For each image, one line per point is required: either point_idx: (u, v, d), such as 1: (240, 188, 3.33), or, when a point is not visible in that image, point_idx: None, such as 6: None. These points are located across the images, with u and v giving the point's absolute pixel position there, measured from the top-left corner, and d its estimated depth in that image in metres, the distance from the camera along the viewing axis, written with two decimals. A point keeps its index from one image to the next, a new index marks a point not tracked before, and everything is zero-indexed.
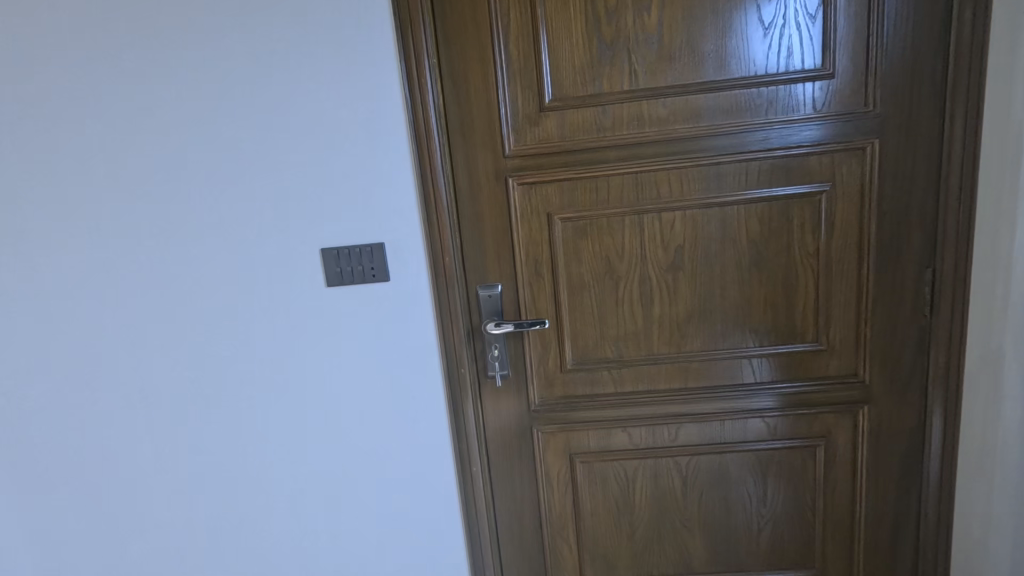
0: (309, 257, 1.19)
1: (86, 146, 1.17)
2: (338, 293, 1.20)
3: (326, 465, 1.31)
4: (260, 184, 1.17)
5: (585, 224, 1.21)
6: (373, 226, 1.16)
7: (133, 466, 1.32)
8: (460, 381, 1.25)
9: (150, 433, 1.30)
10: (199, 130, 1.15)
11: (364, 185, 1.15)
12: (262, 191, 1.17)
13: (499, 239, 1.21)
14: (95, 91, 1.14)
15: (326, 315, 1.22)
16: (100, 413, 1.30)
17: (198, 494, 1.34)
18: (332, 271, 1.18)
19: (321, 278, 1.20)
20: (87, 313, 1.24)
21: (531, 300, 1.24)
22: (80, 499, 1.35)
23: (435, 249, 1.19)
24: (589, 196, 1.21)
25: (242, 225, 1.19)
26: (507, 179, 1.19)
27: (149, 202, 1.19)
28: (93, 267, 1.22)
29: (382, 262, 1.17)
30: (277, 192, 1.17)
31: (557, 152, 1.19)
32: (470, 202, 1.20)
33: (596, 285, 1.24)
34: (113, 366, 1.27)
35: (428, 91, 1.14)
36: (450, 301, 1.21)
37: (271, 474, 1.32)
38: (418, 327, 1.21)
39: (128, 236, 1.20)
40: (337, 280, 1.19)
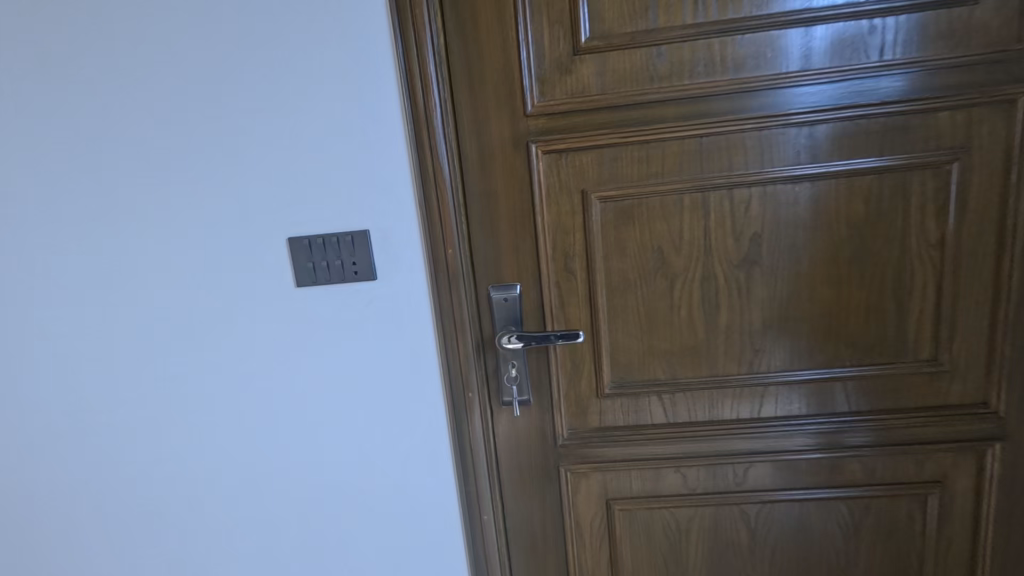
0: (274, 250, 0.93)
1: (1, 111, 0.93)
2: (313, 296, 0.94)
3: (302, 506, 1.06)
4: (212, 155, 0.91)
5: (631, 204, 0.92)
6: (354, 209, 0.89)
7: (77, 498, 1.10)
8: (467, 408, 0.97)
9: (95, 460, 1.08)
10: (133, 85, 0.89)
11: (343, 154, 0.88)
12: (215, 163, 0.91)
13: (519, 226, 0.92)
14: (9, 37, 0.90)
15: (299, 323, 0.96)
16: (38, 438, 1.08)
17: (153, 535, 1.11)
18: (302, 266, 0.91)
19: (289, 276, 0.93)
20: (15, 316, 1.02)
21: (560, 304, 0.95)
22: (21, 533, 1.14)
23: (435, 238, 0.90)
24: (636, 168, 0.91)
25: (190, 207, 0.93)
26: (531, 145, 0.90)
27: (79, 180, 0.94)
28: (18, 260, 0.99)
29: (368, 257, 0.90)
30: (233, 166, 0.91)
31: (596, 109, 0.90)
32: (481, 176, 0.91)
33: (645, 285, 0.95)
34: (47, 380, 1.04)
35: (424, 28, 0.86)
36: (455, 306, 0.92)
37: (236, 515, 1.08)
38: (415, 339, 0.94)
39: (56, 221, 0.96)
40: (310, 280, 0.92)
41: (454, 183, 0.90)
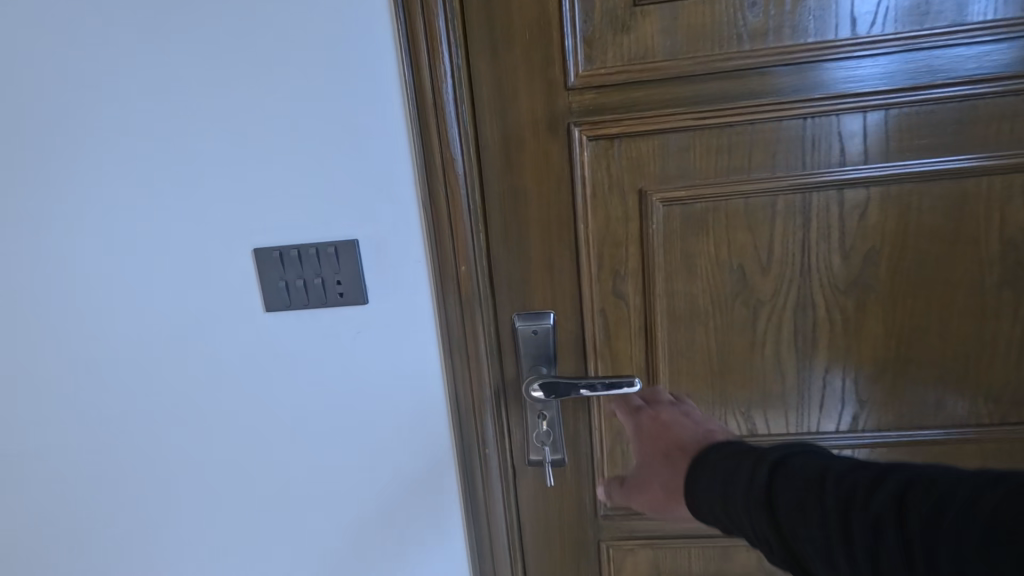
0: (233, 267, 0.71)
1: None
2: (288, 324, 0.72)
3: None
4: (147, 142, 0.67)
5: (706, 208, 0.69)
6: (338, 213, 0.67)
7: None
8: (483, 472, 0.74)
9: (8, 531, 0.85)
10: (35, 47, 0.66)
11: (322, 140, 0.65)
12: (151, 152, 0.68)
13: (556, 238, 0.68)
14: None
15: (267, 360, 0.74)
16: None
17: None
18: (273, 286, 0.70)
19: (256, 299, 0.72)
20: None
21: (606, 339, 0.72)
22: None
23: (443, 255, 0.66)
24: (712, 160, 0.68)
25: (121, 211, 0.70)
26: (573, 128, 0.65)
27: None
28: None
29: (356, 274, 0.68)
30: (174, 156, 0.68)
31: (664, 81, 0.65)
32: (505, 171, 0.67)
33: (719, 315, 0.72)
34: None
35: None
36: (469, 343, 0.69)
37: None
38: (416, 382, 0.72)
39: None
40: (284, 302, 0.71)
41: (467, 181, 0.66)
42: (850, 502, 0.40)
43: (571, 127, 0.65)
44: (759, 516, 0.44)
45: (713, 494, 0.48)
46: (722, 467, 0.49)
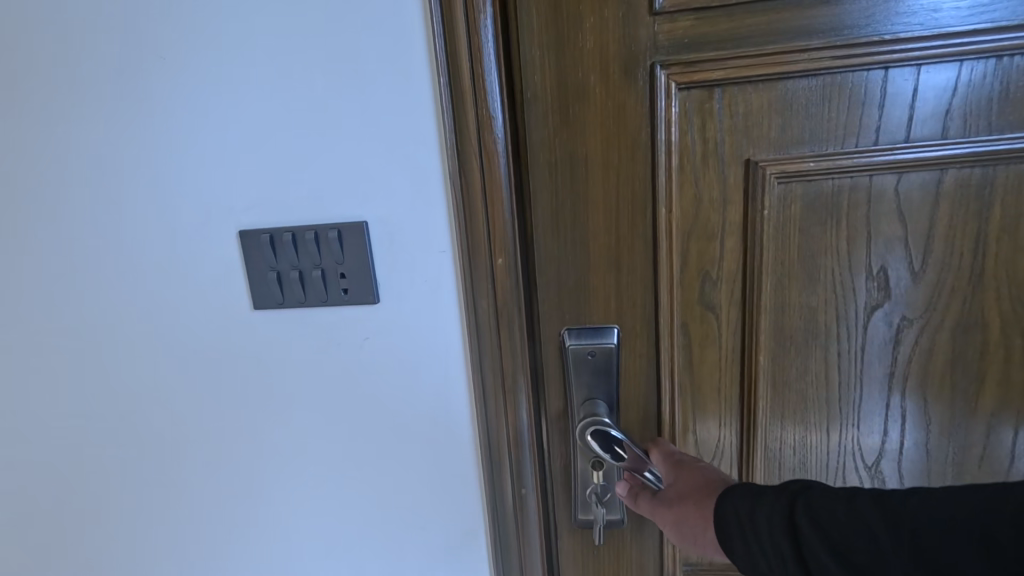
0: (196, 258, 0.53)
1: None
2: (281, 330, 0.55)
3: None
4: (93, 89, 0.51)
5: (838, 186, 0.50)
6: (337, 186, 0.49)
7: None
8: (518, 533, 0.56)
9: None
10: None
11: (317, 85, 0.47)
12: (97, 101, 0.51)
13: (626, 230, 0.49)
14: None
15: (241, 378, 0.57)
16: None
17: None
18: (257, 280, 0.53)
19: (243, 295, 0.54)
20: None
21: (688, 365, 0.53)
22: None
23: (476, 248, 0.48)
24: (851, 119, 0.48)
25: (62, 179, 0.53)
26: (658, 69, 0.46)
27: None
28: None
29: (368, 266, 0.50)
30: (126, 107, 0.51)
31: (795, 3, 0.45)
32: (558, 134, 0.48)
33: (844, 334, 0.53)
34: None
35: None
36: (507, 369, 0.51)
37: None
38: (436, 414, 0.54)
39: None
40: (277, 299, 0.53)
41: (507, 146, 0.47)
42: (874, 524, 0.35)
43: (655, 67, 0.46)
44: (779, 530, 0.39)
45: (733, 510, 0.42)
46: (739, 502, 0.42)
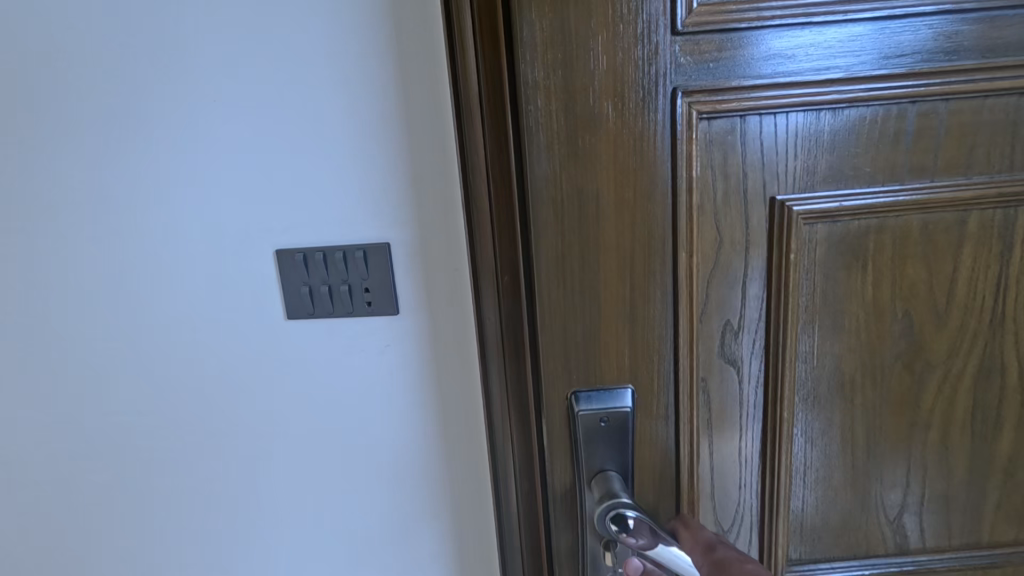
0: (225, 278, 0.59)
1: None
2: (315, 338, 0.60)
3: None
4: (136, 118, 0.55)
5: (861, 227, 0.47)
6: (363, 215, 0.56)
7: None
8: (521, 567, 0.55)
9: None
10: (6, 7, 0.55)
11: (343, 128, 0.54)
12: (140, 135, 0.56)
13: (642, 280, 0.42)
14: None
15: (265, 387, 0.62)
16: None
17: None
18: (290, 295, 0.58)
19: (279, 307, 0.59)
20: None
21: (707, 423, 0.46)
22: None
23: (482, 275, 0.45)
24: (876, 155, 0.45)
25: (104, 203, 0.58)
26: (678, 96, 0.40)
27: None
28: None
29: (391, 280, 0.57)
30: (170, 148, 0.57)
31: (829, 30, 0.42)
32: (565, 170, 0.40)
33: (867, 381, 0.50)
34: None
35: None
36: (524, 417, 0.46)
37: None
38: (446, 414, 0.61)
39: None
40: (308, 311, 0.59)
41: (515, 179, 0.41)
42: None
43: (676, 92, 0.40)
44: None
45: None
46: None
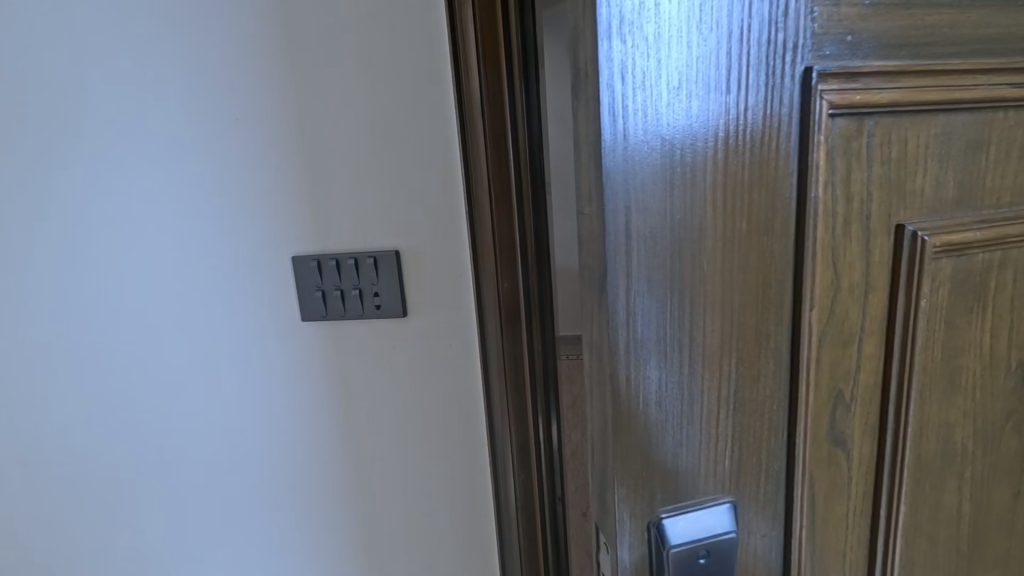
0: (252, 277, 0.65)
1: None
2: (332, 333, 0.67)
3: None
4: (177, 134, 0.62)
5: (984, 261, 0.38)
6: (378, 222, 0.63)
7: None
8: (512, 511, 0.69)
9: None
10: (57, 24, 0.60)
11: (363, 142, 0.61)
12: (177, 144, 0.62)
13: (757, 348, 0.29)
14: None
15: (285, 376, 0.69)
16: None
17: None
18: (305, 295, 0.65)
19: (300, 304, 0.66)
20: None
21: (817, 534, 0.34)
22: None
23: (484, 250, 0.61)
24: (1003, 171, 0.37)
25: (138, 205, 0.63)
26: (812, 77, 0.27)
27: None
28: None
29: (399, 284, 0.64)
30: (203, 157, 0.62)
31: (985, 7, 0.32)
32: (660, 190, 0.25)
33: (977, 445, 0.42)
34: None
35: None
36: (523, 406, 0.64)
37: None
38: (449, 399, 0.68)
39: None
40: (320, 312, 0.66)
41: (586, 206, 0.26)
42: None
43: (808, 73, 0.27)
44: None
45: None
46: None
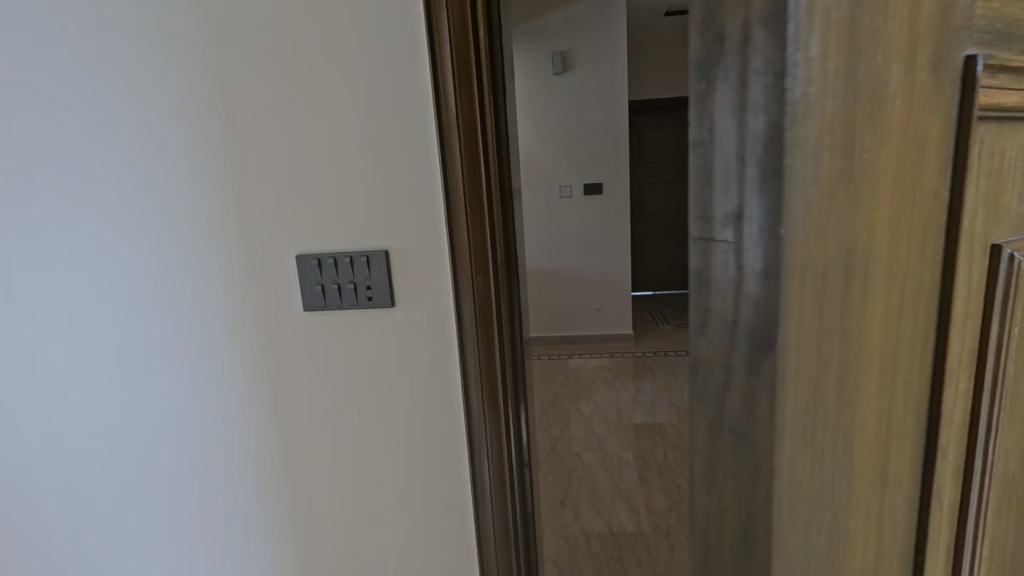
0: (348, 236, 1.26)
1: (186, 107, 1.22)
2: (387, 267, 1.26)
3: (350, 435, 1.38)
4: (314, 160, 1.23)
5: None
6: (411, 208, 1.23)
7: (182, 408, 1.38)
8: (490, 369, 1.29)
9: (205, 382, 1.36)
10: (270, 103, 1.21)
11: (406, 165, 1.21)
12: (314, 166, 1.23)
13: (918, 256, 0.41)
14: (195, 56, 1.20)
15: (363, 291, 1.28)
16: (166, 360, 1.35)
17: (235, 444, 1.40)
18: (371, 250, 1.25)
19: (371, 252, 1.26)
20: (161, 261, 1.29)
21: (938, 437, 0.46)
22: (137, 439, 1.42)
23: (469, 218, 1.21)
24: None
25: (294, 198, 1.25)
26: (975, 66, 0.39)
27: (235, 167, 1.24)
28: (177, 219, 1.27)
29: (423, 244, 1.25)
30: (330, 171, 1.23)
31: None
32: (848, 120, 0.37)
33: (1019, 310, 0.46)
34: (180, 317, 1.33)
35: (444, 48, 1.12)
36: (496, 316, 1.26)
37: (304, 428, 1.38)
38: (448, 303, 1.27)
39: (210, 191, 1.25)
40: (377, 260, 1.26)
41: (748, 191, 0.40)
42: None
43: (972, 62, 0.39)
44: None
45: None
46: None
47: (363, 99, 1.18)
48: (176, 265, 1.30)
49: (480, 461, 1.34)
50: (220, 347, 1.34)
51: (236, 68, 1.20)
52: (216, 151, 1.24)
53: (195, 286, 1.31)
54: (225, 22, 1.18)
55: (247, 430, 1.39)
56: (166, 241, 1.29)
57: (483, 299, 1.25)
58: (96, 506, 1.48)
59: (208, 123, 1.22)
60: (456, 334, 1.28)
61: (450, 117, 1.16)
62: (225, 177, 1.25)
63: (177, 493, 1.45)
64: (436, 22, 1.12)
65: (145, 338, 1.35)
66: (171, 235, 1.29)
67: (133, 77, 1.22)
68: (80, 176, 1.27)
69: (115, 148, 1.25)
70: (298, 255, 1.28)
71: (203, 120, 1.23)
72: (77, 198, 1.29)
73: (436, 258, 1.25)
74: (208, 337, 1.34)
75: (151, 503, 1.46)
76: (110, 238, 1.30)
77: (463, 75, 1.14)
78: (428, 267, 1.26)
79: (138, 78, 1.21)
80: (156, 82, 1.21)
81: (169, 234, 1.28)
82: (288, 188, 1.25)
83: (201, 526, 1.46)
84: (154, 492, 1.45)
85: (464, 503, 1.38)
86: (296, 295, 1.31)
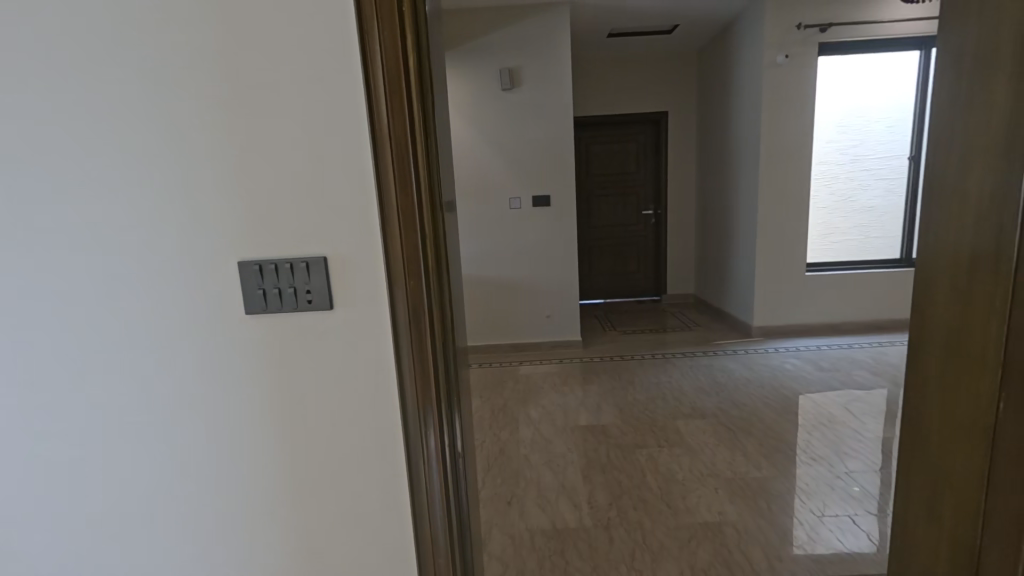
0: (281, 244, 1.30)
1: (119, 120, 1.24)
2: (320, 272, 1.31)
3: (284, 437, 1.40)
4: (245, 169, 1.27)
5: None
6: (345, 215, 1.29)
7: (115, 418, 1.38)
8: (423, 367, 1.35)
9: (140, 394, 1.36)
10: (202, 115, 1.24)
11: (338, 177, 1.28)
12: (246, 175, 1.27)
13: None
14: (125, 70, 1.22)
15: (296, 296, 1.33)
16: (98, 371, 1.35)
17: (169, 452, 1.40)
18: (306, 256, 1.31)
19: (304, 258, 1.31)
20: (94, 272, 1.30)
21: None
22: (67, 452, 1.39)
23: (398, 225, 1.28)
24: None
25: (225, 206, 1.28)
26: None
27: (167, 179, 1.27)
28: (110, 230, 1.28)
29: (356, 250, 1.31)
30: (263, 181, 1.27)
31: None
32: None
33: None
34: (112, 327, 1.33)
35: (376, 66, 1.21)
36: (426, 317, 1.33)
37: (237, 433, 1.39)
38: (380, 305, 1.34)
39: (142, 202, 1.27)
40: (310, 263, 1.31)
41: None
42: None
43: None
44: None
45: None
46: None
47: (292, 110, 1.24)
48: (110, 270, 1.30)
49: (417, 456, 1.40)
50: (156, 352, 1.34)
51: (170, 77, 1.22)
52: (153, 160, 1.26)
53: (132, 292, 1.31)
54: (158, 39, 1.20)
55: (185, 436, 1.39)
56: (99, 246, 1.29)
57: (416, 301, 1.32)
58: (24, 519, 1.44)
59: (143, 136, 1.25)
60: (391, 334, 1.35)
61: (382, 131, 1.24)
62: (164, 184, 1.27)
63: (111, 503, 1.42)
64: (368, 45, 1.20)
65: (76, 345, 1.33)
66: (104, 242, 1.29)
67: (67, 84, 1.22)
68: (7, 180, 1.26)
69: (45, 155, 1.25)
70: (237, 262, 1.31)
71: (140, 125, 1.24)
72: (4, 203, 1.27)
73: (370, 263, 1.32)
74: (144, 341, 1.34)
75: (84, 515, 1.43)
76: (40, 244, 1.29)
77: (395, 94, 1.22)
78: (363, 272, 1.32)
79: (69, 85, 1.22)
80: (90, 86, 1.22)
81: (102, 243, 1.29)
82: (227, 195, 1.28)
83: (136, 535, 1.44)
84: (86, 503, 1.42)
85: (402, 500, 1.43)
86: (234, 300, 1.33)
